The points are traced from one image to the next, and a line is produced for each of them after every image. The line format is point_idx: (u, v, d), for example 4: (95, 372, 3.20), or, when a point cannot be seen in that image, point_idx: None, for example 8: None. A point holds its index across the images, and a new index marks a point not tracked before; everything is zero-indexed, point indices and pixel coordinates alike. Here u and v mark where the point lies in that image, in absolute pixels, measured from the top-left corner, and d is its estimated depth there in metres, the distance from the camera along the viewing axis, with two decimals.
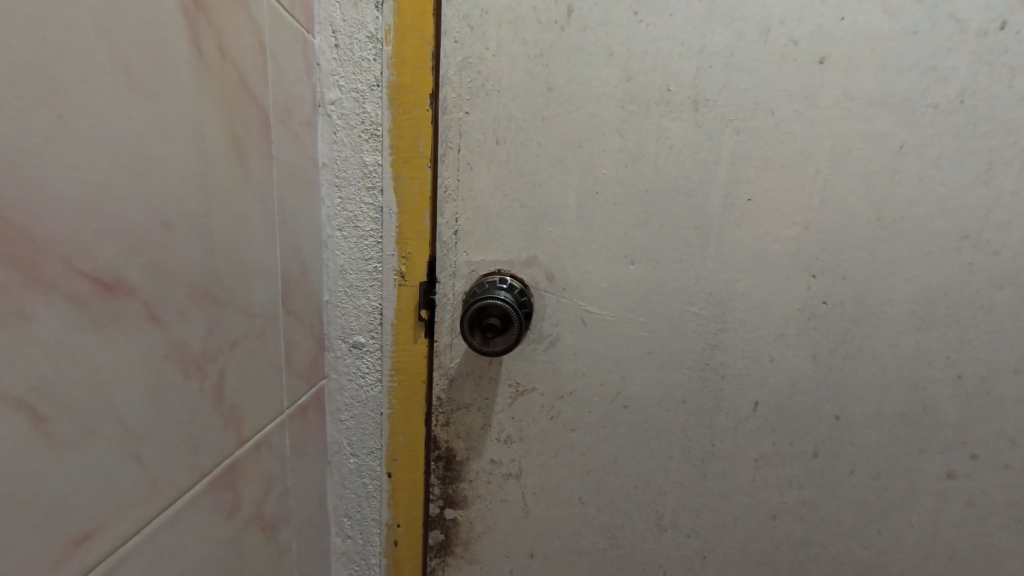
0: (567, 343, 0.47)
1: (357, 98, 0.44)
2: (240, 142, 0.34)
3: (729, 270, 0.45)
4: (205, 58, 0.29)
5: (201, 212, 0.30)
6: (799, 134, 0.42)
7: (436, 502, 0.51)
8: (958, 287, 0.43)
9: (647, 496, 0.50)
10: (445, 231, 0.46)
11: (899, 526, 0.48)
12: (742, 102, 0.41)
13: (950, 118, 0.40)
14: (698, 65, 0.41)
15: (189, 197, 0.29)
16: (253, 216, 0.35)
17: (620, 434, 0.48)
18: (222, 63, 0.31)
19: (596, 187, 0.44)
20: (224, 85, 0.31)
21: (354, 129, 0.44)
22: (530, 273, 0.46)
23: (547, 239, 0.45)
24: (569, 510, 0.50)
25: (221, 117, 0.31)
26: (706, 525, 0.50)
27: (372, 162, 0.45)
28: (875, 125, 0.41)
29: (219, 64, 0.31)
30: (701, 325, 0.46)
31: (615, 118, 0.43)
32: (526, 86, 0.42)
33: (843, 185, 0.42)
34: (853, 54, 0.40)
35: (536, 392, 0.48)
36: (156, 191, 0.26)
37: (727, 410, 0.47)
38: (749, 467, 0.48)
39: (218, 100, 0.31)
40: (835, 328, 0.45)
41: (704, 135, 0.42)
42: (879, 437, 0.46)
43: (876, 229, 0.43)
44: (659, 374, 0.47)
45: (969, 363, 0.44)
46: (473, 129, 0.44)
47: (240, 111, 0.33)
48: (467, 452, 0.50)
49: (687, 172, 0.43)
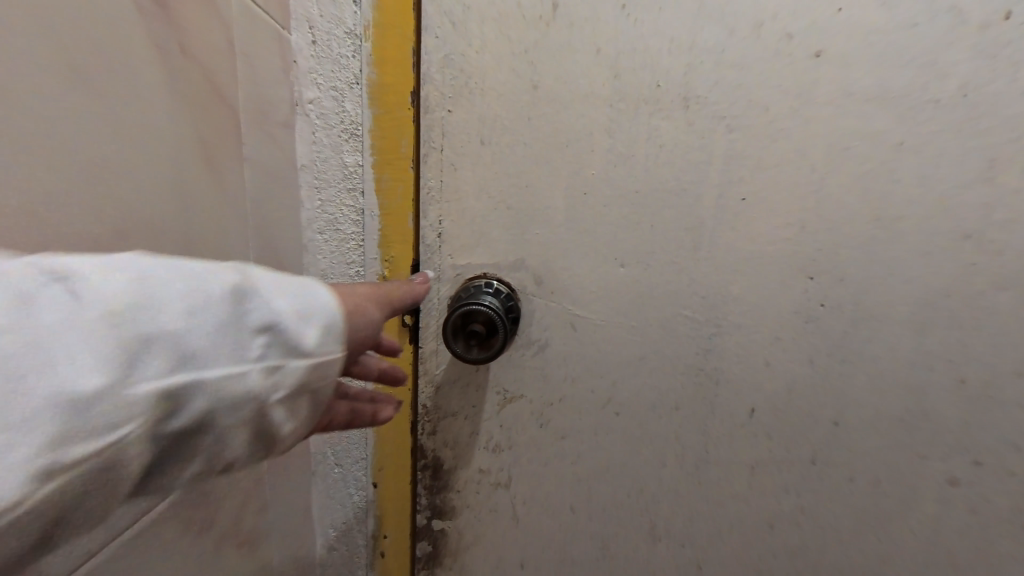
0: (556, 349, 0.46)
1: (337, 97, 0.43)
2: (208, 144, 0.32)
3: (722, 272, 0.43)
4: (167, 58, 0.28)
5: (165, 221, 0.28)
6: (796, 131, 0.40)
7: (424, 513, 0.50)
8: (958, 289, 0.42)
9: (640, 504, 0.48)
10: (429, 234, 0.45)
11: (899, 533, 0.47)
12: (734, 99, 0.40)
13: (949, 114, 0.39)
14: (689, 61, 0.40)
15: (156, 204, 0.28)
16: (225, 222, 0.34)
17: (611, 441, 0.47)
18: (186, 62, 0.29)
19: (585, 188, 0.43)
20: (189, 88, 0.30)
21: (333, 130, 0.43)
22: (517, 277, 0.45)
23: (535, 242, 0.44)
24: (561, 520, 0.49)
25: (189, 120, 0.30)
26: (700, 534, 0.49)
27: (353, 164, 0.44)
28: (872, 123, 0.40)
29: (183, 63, 0.29)
30: (694, 328, 0.44)
31: (604, 117, 0.41)
32: (511, 85, 0.41)
33: (839, 185, 0.41)
34: (849, 49, 0.39)
35: (525, 400, 0.47)
36: (115, 204, 0.25)
37: (721, 416, 0.46)
38: (745, 474, 0.47)
39: (182, 102, 0.29)
40: (832, 332, 0.44)
41: (695, 133, 0.41)
42: (877, 443, 0.45)
43: (873, 230, 0.41)
44: (651, 380, 0.46)
45: (970, 367, 0.43)
46: (456, 129, 0.42)
47: (206, 112, 0.32)
48: (455, 460, 0.48)
49: (678, 172, 0.42)
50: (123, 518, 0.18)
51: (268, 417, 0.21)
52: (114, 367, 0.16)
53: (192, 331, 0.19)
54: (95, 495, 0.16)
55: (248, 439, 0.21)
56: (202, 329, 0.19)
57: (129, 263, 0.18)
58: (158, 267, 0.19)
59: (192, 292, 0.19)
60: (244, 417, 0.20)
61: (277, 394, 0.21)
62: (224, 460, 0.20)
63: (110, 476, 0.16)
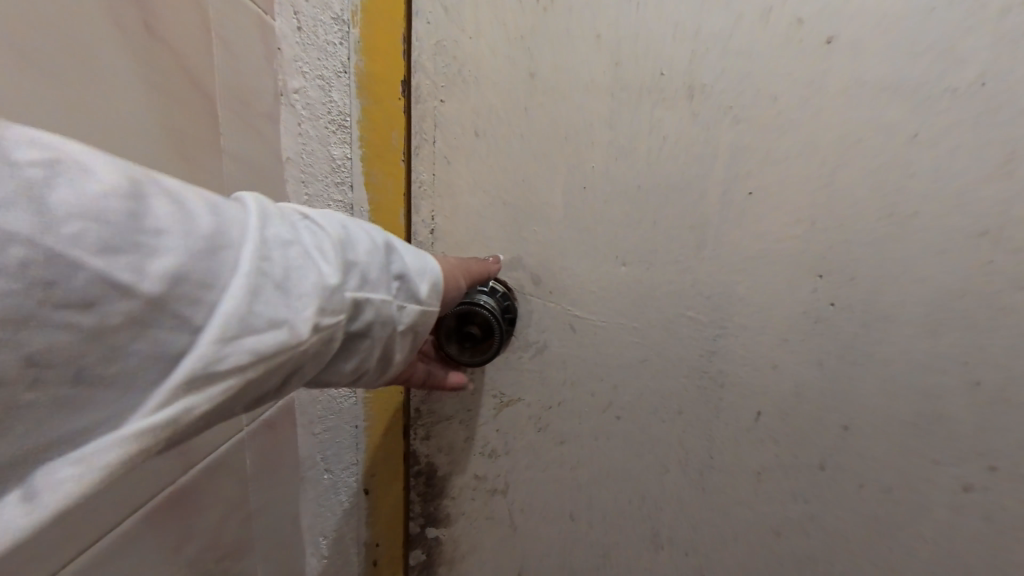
0: (555, 351, 0.44)
1: (323, 87, 0.41)
2: (182, 133, 0.31)
3: (728, 271, 0.41)
4: (131, 40, 0.27)
5: None
6: (805, 122, 0.38)
7: (417, 521, 0.48)
8: (975, 288, 0.40)
9: (641, 511, 0.47)
10: (421, 231, 0.43)
11: (910, 541, 0.45)
12: (742, 89, 0.38)
13: (967, 104, 0.37)
14: (694, 48, 0.38)
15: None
16: None
17: (612, 446, 0.45)
18: (152, 43, 0.29)
19: (584, 183, 0.41)
20: (157, 70, 0.29)
21: (320, 121, 0.41)
22: (514, 276, 0.43)
23: (532, 239, 0.42)
24: (559, 527, 0.47)
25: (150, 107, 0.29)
26: (704, 542, 0.47)
27: (340, 157, 0.42)
28: (886, 113, 0.38)
29: (149, 45, 0.28)
30: (698, 329, 0.43)
31: (604, 108, 0.39)
32: (506, 73, 0.39)
33: (851, 179, 0.39)
34: (862, 35, 0.37)
35: (522, 403, 0.45)
36: None
37: (726, 420, 0.44)
38: (750, 480, 0.45)
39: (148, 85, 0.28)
40: (842, 333, 0.42)
41: (700, 125, 0.39)
42: (887, 448, 0.43)
43: (886, 226, 0.40)
44: (653, 383, 0.44)
45: (986, 369, 0.41)
46: (449, 120, 0.40)
47: (179, 99, 0.31)
48: (450, 466, 0.47)
49: (682, 166, 0.40)
50: (318, 384, 0.28)
51: (398, 339, 0.30)
52: (333, 275, 0.25)
53: (365, 264, 0.28)
54: (309, 359, 0.25)
55: (383, 352, 0.30)
56: (372, 265, 0.28)
57: (330, 217, 0.28)
58: (345, 223, 0.28)
59: (363, 243, 0.28)
60: (385, 333, 0.29)
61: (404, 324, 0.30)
62: (366, 363, 0.29)
63: (323, 347, 0.25)
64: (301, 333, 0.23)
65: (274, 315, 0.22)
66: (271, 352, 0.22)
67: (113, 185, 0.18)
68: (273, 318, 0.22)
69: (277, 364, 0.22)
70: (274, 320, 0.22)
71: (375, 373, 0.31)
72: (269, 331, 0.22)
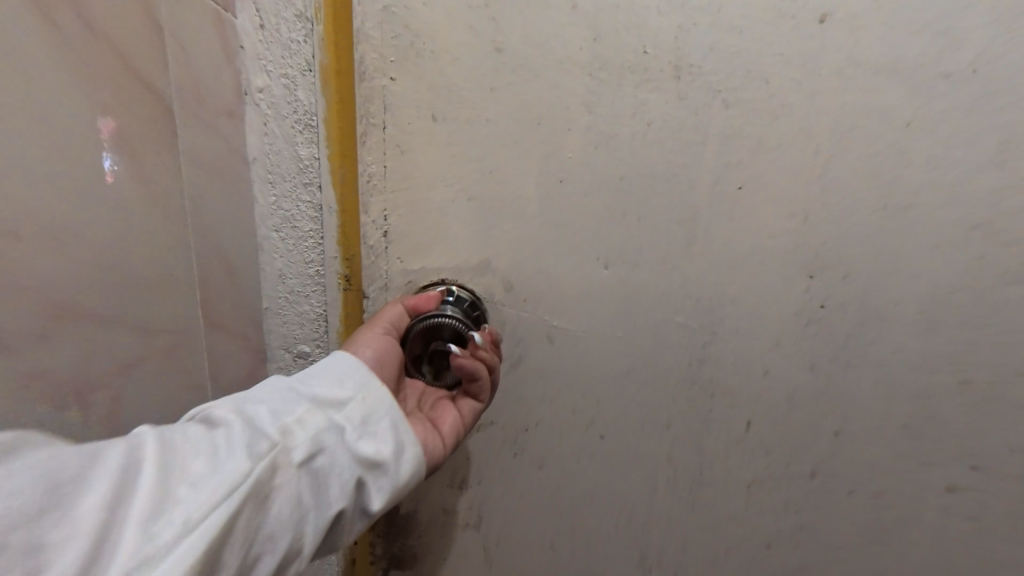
0: (531, 365, 0.39)
1: (288, 83, 0.34)
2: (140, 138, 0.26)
3: (718, 272, 0.38)
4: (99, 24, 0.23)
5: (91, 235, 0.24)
6: (798, 108, 0.35)
7: (379, 564, 0.43)
8: (967, 284, 0.38)
9: (629, 533, 0.43)
10: (372, 233, 0.37)
11: (901, 547, 0.43)
12: (732, 69, 0.34)
13: (963, 90, 0.34)
14: (680, 22, 0.33)
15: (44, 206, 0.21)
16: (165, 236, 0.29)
17: (595, 466, 0.41)
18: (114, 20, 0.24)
19: (561, 175, 0.36)
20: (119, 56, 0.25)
21: (286, 118, 0.35)
22: (483, 283, 0.38)
23: (502, 241, 0.37)
24: (540, 558, 0.43)
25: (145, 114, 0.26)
26: (694, 561, 0.44)
27: (308, 156, 0.35)
28: (882, 98, 0.35)
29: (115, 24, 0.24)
30: (687, 336, 0.39)
31: (581, 88, 0.34)
32: (468, 48, 0.34)
33: (846, 169, 0.36)
34: (858, 10, 0.33)
35: (494, 426, 0.40)
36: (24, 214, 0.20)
37: (717, 432, 0.41)
38: (741, 493, 0.43)
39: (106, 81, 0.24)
40: (835, 335, 0.39)
41: (686, 110, 0.35)
42: (879, 453, 0.41)
43: (879, 220, 0.37)
44: (639, 396, 0.40)
45: (977, 369, 0.39)
46: (401, 100, 0.35)
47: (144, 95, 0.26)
48: (414, 502, 0.41)
49: (668, 156, 0.36)
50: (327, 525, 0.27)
51: (358, 437, 0.29)
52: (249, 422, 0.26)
53: (277, 402, 0.28)
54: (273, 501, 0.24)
55: (355, 457, 0.28)
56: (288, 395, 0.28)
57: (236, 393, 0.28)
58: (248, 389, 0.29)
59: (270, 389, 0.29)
60: (332, 438, 0.28)
61: (356, 426, 0.29)
62: (346, 476, 0.28)
63: (277, 481, 0.25)
64: (240, 476, 0.23)
65: (208, 476, 0.23)
66: (205, 515, 0.21)
67: (30, 439, 0.20)
68: (203, 481, 0.22)
69: (234, 513, 0.22)
70: (195, 489, 0.22)
71: (369, 477, 0.29)
72: (207, 489, 0.22)
